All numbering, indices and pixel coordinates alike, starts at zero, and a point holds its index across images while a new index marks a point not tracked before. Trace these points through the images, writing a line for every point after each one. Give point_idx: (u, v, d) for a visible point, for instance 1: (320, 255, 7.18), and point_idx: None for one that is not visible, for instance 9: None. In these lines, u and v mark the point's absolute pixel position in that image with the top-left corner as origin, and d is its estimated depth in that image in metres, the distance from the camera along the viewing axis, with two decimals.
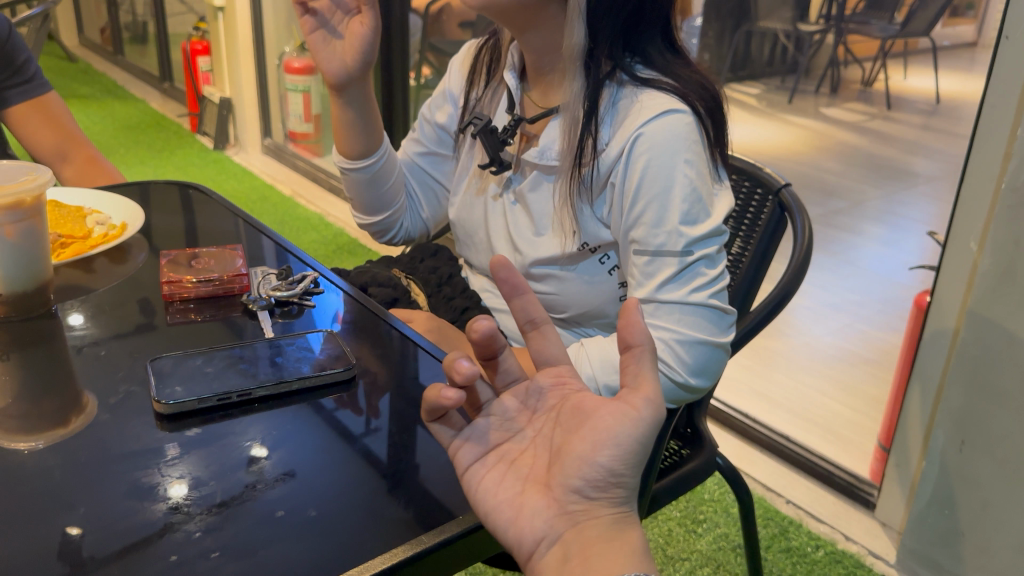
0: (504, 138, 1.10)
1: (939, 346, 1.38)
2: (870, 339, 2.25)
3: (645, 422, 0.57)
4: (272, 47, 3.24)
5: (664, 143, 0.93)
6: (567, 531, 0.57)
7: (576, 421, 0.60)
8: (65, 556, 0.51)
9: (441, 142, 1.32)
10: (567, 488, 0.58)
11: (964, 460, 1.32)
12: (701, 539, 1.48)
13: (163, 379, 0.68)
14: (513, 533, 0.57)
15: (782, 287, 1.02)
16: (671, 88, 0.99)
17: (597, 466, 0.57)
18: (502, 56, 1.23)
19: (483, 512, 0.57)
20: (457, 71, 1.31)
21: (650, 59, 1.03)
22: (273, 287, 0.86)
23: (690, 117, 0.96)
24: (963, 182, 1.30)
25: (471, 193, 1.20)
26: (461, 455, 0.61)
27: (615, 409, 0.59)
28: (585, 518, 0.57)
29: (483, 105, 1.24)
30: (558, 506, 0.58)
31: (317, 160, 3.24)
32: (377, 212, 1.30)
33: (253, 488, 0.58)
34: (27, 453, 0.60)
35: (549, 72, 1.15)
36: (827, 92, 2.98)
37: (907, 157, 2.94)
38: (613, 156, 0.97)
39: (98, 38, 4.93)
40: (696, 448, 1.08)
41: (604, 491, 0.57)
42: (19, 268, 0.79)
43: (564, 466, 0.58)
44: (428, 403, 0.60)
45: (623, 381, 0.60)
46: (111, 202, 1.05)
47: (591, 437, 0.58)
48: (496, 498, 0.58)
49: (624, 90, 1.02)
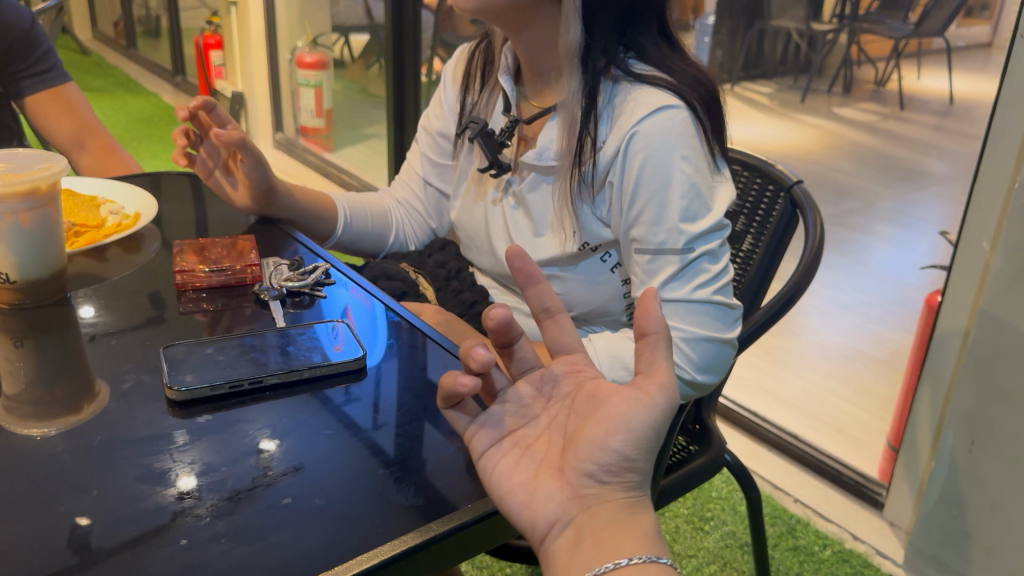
0: (501, 141, 1.11)
1: (950, 345, 1.38)
2: (880, 339, 2.25)
3: (658, 409, 0.58)
4: (285, 42, 3.26)
5: (660, 140, 0.93)
6: (580, 514, 0.57)
7: (589, 407, 0.61)
8: (76, 542, 0.51)
9: (440, 149, 1.32)
10: (579, 473, 0.58)
11: (975, 460, 1.31)
12: (708, 536, 1.48)
13: (176, 366, 0.68)
14: (527, 515, 0.57)
15: (792, 284, 1.01)
16: (666, 84, 0.98)
17: (609, 451, 0.57)
18: (495, 58, 1.23)
19: (497, 495, 0.58)
20: (451, 81, 1.32)
21: (644, 52, 1.03)
22: (285, 277, 0.86)
23: (685, 112, 0.96)
24: (977, 178, 1.30)
25: (470, 200, 1.20)
26: (475, 442, 0.61)
27: (628, 396, 0.59)
28: (598, 501, 0.57)
29: (478, 108, 1.24)
30: (571, 490, 0.58)
31: (327, 156, 3.27)
32: (371, 246, 1.32)
33: (261, 478, 0.58)
34: (41, 439, 0.61)
35: (545, 70, 1.15)
36: (840, 92, 2.89)
37: (919, 157, 2.87)
38: (610, 154, 0.97)
39: (112, 32, 4.96)
40: (704, 444, 1.08)
41: (617, 476, 0.57)
42: (35, 255, 0.79)
43: (577, 450, 0.58)
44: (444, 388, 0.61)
45: (637, 367, 0.61)
46: (125, 192, 1.05)
47: (605, 422, 0.58)
48: (511, 481, 0.58)
49: (619, 86, 1.01)
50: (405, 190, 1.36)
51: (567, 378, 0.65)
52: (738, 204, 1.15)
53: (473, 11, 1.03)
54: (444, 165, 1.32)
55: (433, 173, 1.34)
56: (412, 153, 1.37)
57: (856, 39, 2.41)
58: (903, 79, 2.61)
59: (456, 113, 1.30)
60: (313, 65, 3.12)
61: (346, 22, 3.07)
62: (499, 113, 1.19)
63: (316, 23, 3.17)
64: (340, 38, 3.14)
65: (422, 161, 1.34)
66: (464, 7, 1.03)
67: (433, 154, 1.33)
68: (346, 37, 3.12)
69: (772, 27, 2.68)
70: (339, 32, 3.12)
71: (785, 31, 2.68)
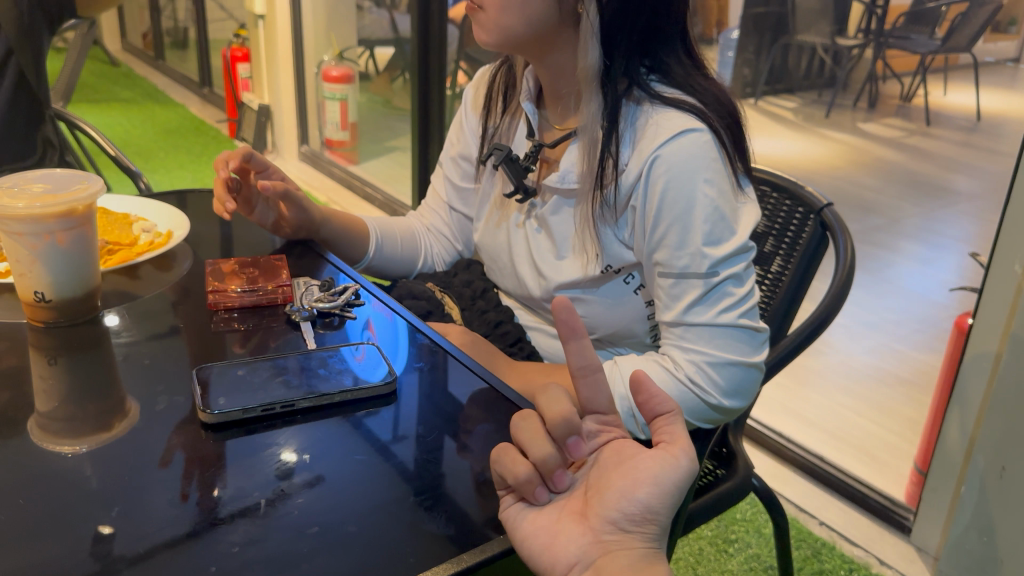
0: (526, 165, 1.12)
1: (979, 369, 1.36)
2: (907, 359, 2.22)
3: (682, 469, 0.60)
4: (311, 55, 3.29)
5: (682, 164, 0.92)
6: (599, 558, 0.58)
7: (614, 460, 0.63)
8: (98, 552, 0.52)
9: (463, 173, 1.31)
10: (604, 519, 0.59)
11: (1006, 486, 1.29)
12: (732, 559, 1.46)
13: (207, 389, 0.68)
14: (547, 556, 0.57)
15: (822, 309, 1.00)
16: (690, 107, 0.98)
17: (635, 502, 0.59)
18: (517, 81, 1.24)
19: (518, 537, 0.57)
20: (472, 103, 1.32)
21: (667, 71, 1.03)
22: (315, 298, 0.86)
23: (708, 135, 0.95)
24: (1009, 201, 1.29)
25: (492, 224, 1.20)
26: (503, 503, 0.60)
27: (655, 454, 0.61)
28: (619, 547, 0.58)
29: (501, 133, 1.24)
30: (593, 535, 0.59)
31: (352, 168, 3.31)
32: (396, 271, 1.32)
33: (289, 500, 0.58)
34: (72, 456, 0.61)
35: (565, 94, 1.15)
36: (864, 107, 2.62)
37: (946, 173, 2.66)
38: (632, 178, 0.97)
39: (141, 43, 5.04)
40: (730, 468, 1.07)
41: (640, 525, 0.59)
42: (70, 274, 0.80)
43: (603, 498, 0.60)
44: (506, 462, 0.60)
45: (660, 438, 0.63)
46: (157, 210, 1.06)
47: (631, 474, 0.60)
48: (533, 524, 0.58)
49: (641, 108, 1.01)
50: (432, 216, 1.36)
51: (597, 435, 0.67)
52: (767, 226, 1.14)
53: (492, 43, 1.05)
54: (466, 188, 1.32)
55: (456, 198, 1.33)
56: (439, 176, 1.37)
57: (882, 53, 2.36)
58: (929, 95, 2.42)
59: (477, 136, 1.30)
60: (339, 79, 3.15)
61: (371, 36, 3.09)
62: (521, 137, 1.19)
63: (342, 37, 3.22)
64: (364, 51, 3.17)
65: (446, 186, 1.34)
66: (486, 40, 1.05)
67: (456, 177, 1.32)
68: (371, 51, 3.14)
69: (798, 43, 2.57)
70: (365, 45, 3.15)
71: (809, 45, 2.55)
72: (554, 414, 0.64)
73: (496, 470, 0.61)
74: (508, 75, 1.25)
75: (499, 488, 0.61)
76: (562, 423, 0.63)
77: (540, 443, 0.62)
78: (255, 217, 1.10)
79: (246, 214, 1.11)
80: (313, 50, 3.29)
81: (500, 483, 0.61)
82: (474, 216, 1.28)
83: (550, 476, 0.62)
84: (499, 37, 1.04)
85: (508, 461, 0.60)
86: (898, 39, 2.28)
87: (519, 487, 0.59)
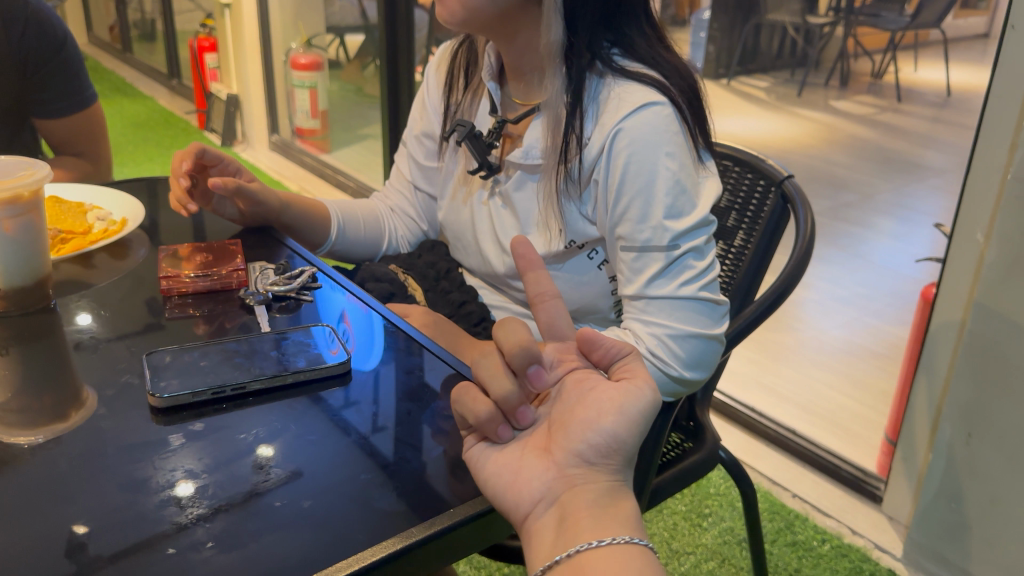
0: (489, 141, 1.11)
1: (945, 338, 1.37)
2: (880, 333, 2.23)
3: (647, 398, 0.62)
4: (279, 43, 3.26)
5: (645, 137, 0.93)
6: (564, 494, 0.60)
7: (576, 395, 0.64)
8: (72, 551, 0.51)
9: (429, 155, 1.31)
10: (569, 453, 0.61)
11: (972, 452, 1.31)
12: (706, 533, 1.48)
13: (158, 373, 0.68)
14: (512, 495, 0.59)
15: (784, 279, 1.00)
16: (652, 80, 0.98)
17: (601, 432, 0.61)
18: (478, 59, 1.23)
19: (483, 478, 0.59)
20: (434, 80, 1.31)
21: (629, 45, 1.03)
22: (270, 282, 0.86)
23: (668, 109, 0.95)
24: (968, 173, 1.30)
25: (458, 200, 1.19)
26: (466, 443, 0.62)
27: (620, 386, 0.63)
28: (584, 481, 0.60)
29: (462, 111, 1.24)
30: (558, 470, 0.61)
31: (324, 156, 3.27)
32: (361, 257, 1.32)
33: (254, 483, 0.58)
34: (27, 447, 0.61)
35: (528, 71, 1.15)
36: (837, 85, 2.98)
37: (917, 150, 2.86)
38: (595, 152, 0.97)
39: (107, 36, 4.97)
40: (698, 441, 1.08)
41: (605, 458, 0.61)
42: (17, 262, 0.80)
43: (568, 432, 0.62)
44: (470, 405, 0.62)
45: (622, 375, 0.65)
46: (111, 198, 1.06)
47: (596, 405, 0.62)
48: (497, 465, 0.60)
49: (604, 81, 1.00)
50: (397, 197, 1.35)
51: (561, 364, 0.69)
52: (730, 199, 1.14)
53: (457, 23, 1.04)
54: (429, 167, 1.31)
55: (421, 177, 1.33)
56: (401, 156, 1.36)
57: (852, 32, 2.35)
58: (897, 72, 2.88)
59: (439, 113, 1.29)
60: (308, 66, 3.13)
61: (341, 23, 3.04)
62: (485, 113, 1.18)
63: (311, 24, 3.17)
64: (333, 38, 3.13)
65: (410, 165, 1.33)
66: (447, 17, 1.03)
67: (419, 156, 1.32)
68: (340, 38, 3.11)
69: (768, 23, 2.56)
70: (333, 33, 3.11)
71: (780, 25, 2.54)
72: (512, 345, 0.64)
73: (457, 410, 0.63)
74: (470, 51, 1.24)
75: (464, 429, 0.64)
76: (521, 353, 0.64)
77: (500, 379, 0.64)
78: (212, 208, 1.08)
79: (204, 206, 1.09)
80: (282, 38, 3.25)
81: (464, 423, 0.64)
82: (439, 195, 1.27)
83: (513, 413, 0.63)
84: (462, 16, 1.03)
85: (468, 401, 0.62)
86: (867, 16, 2.25)
87: (481, 427, 0.61)
